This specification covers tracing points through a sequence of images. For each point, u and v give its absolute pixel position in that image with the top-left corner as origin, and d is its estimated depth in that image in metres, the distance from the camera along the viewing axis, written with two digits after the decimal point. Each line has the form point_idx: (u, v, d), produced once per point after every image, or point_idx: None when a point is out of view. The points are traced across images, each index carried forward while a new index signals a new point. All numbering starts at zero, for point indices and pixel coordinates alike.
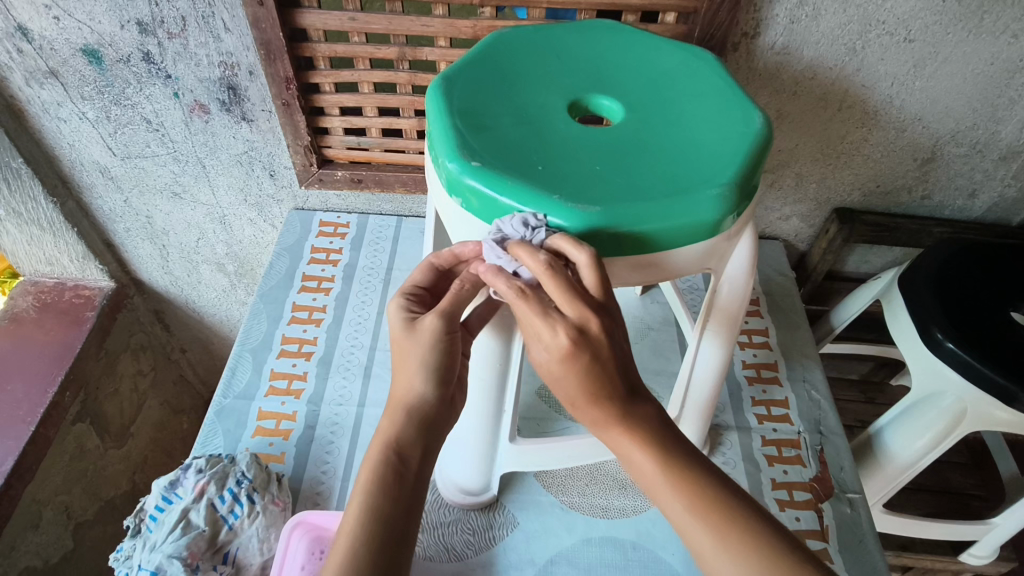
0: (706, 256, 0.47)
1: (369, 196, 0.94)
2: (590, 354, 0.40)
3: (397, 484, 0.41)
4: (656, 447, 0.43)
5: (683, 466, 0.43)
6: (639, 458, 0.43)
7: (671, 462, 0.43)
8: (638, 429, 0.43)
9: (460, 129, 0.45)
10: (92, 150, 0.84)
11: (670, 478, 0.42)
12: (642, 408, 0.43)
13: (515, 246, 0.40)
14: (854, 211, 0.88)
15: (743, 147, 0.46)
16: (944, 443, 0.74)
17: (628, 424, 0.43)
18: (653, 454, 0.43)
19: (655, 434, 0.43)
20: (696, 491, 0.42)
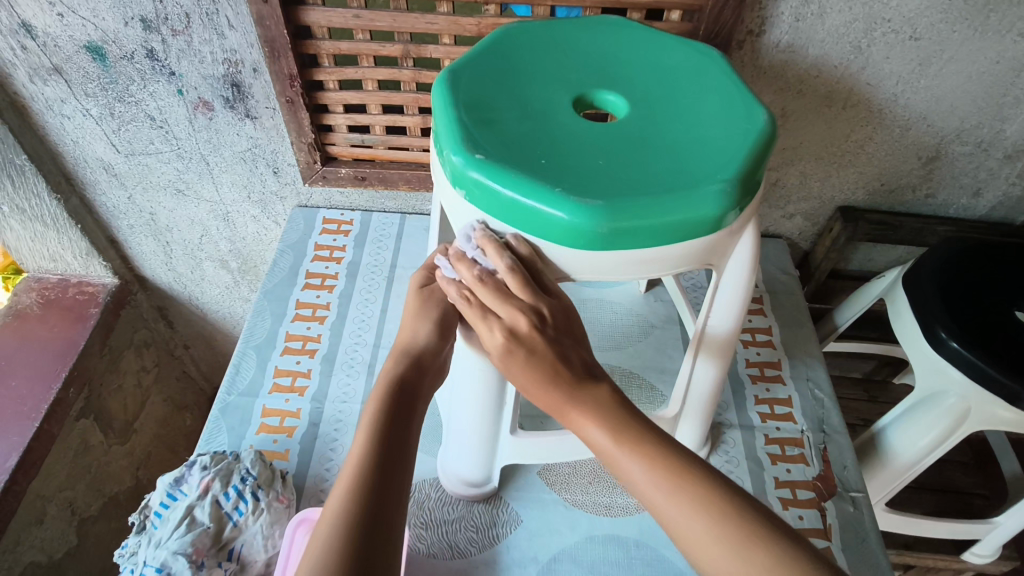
0: (710, 253, 0.46)
1: (373, 194, 0.94)
2: (523, 349, 0.43)
3: (396, 421, 0.45)
4: (612, 420, 0.43)
5: (638, 436, 0.43)
6: (596, 434, 0.43)
7: (628, 434, 0.43)
8: (593, 405, 0.44)
9: (465, 123, 0.45)
10: (96, 147, 0.84)
11: (628, 448, 0.42)
12: (595, 388, 0.44)
13: (456, 260, 0.46)
14: (858, 209, 0.88)
15: (748, 143, 0.46)
16: (948, 443, 0.74)
17: (579, 405, 0.44)
18: (608, 428, 0.43)
19: (611, 410, 0.44)
20: (653, 458, 0.42)
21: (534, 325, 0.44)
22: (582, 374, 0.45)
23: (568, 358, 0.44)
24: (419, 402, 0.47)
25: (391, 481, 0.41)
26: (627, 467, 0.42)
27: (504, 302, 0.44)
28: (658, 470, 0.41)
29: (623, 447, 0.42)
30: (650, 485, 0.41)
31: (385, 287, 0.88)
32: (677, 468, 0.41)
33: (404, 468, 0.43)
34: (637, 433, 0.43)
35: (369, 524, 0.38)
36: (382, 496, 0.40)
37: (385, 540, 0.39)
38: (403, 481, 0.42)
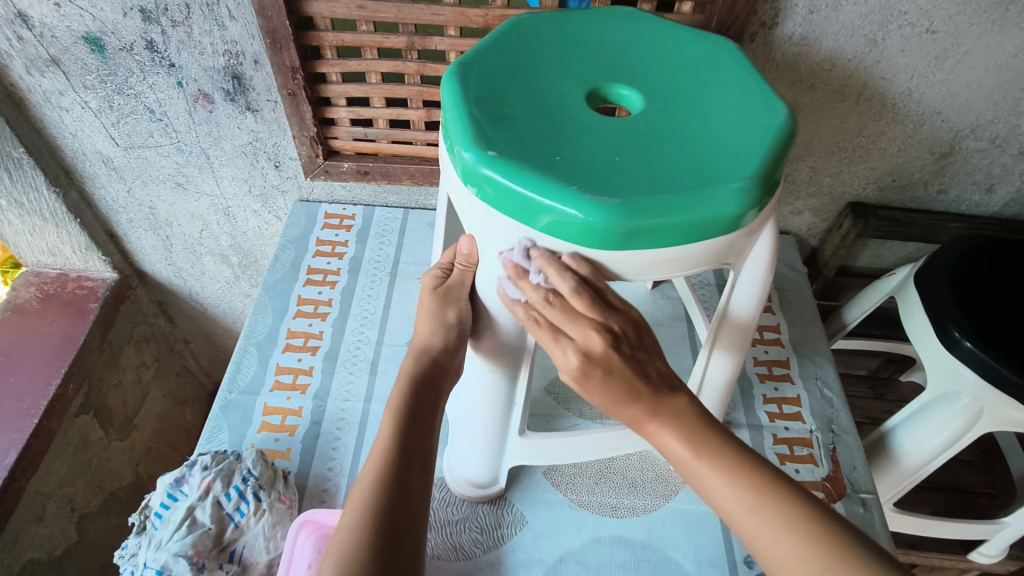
0: (726, 252, 0.45)
1: (375, 188, 0.92)
2: (600, 369, 0.43)
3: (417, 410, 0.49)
4: (694, 433, 0.45)
5: (715, 450, 0.44)
6: (675, 448, 0.45)
7: (707, 447, 0.44)
8: (677, 419, 0.46)
9: (476, 118, 0.44)
10: (94, 140, 0.82)
11: (712, 461, 0.44)
12: (674, 401, 0.46)
13: (517, 281, 0.44)
14: (868, 205, 0.87)
15: (769, 139, 0.44)
16: (961, 441, 0.73)
17: (659, 418, 0.45)
18: (687, 441, 0.45)
19: (691, 424, 0.45)
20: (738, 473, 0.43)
21: (609, 342, 0.43)
22: (657, 384, 0.46)
23: (645, 372, 0.45)
24: (440, 393, 0.52)
25: (413, 466, 0.45)
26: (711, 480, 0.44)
27: (574, 322, 0.43)
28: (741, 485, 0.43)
29: (704, 460, 0.44)
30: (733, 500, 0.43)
31: (388, 283, 0.87)
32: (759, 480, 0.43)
33: (426, 455, 0.47)
34: (714, 447, 0.44)
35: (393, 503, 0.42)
36: (406, 480, 0.44)
37: (410, 520, 0.43)
38: (426, 465, 0.46)
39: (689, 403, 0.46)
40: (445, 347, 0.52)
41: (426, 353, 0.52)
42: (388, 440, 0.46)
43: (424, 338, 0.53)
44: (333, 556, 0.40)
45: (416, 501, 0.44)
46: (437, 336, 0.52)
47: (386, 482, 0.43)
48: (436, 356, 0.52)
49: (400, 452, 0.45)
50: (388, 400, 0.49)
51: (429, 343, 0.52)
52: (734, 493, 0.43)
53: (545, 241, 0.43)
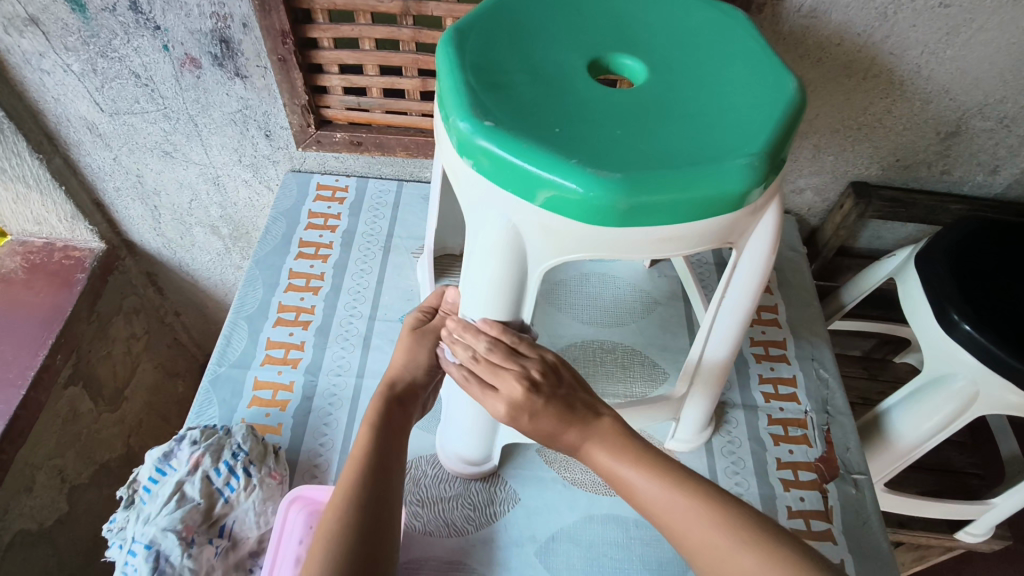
0: (729, 231, 0.44)
1: (369, 159, 0.90)
2: (525, 414, 0.48)
3: (396, 421, 0.52)
4: (620, 443, 0.48)
5: (641, 457, 0.47)
6: (601, 458, 0.47)
7: (635, 453, 0.47)
8: (604, 435, 0.48)
9: (473, 87, 0.42)
10: (78, 105, 0.80)
11: (637, 465, 0.46)
12: (598, 422, 0.49)
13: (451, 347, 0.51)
14: (870, 185, 0.85)
15: (777, 113, 0.43)
16: (952, 426, 0.73)
17: (585, 436, 0.48)
18: (615, 450, 0.47)
19: (620, 436, 0.48)
20: (668, 475, 0.45)
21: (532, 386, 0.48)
22: (584, 413, 0.49)
23: (573, 406, 0.49)
24: (410, 416, 0.54)
25: (388, 475, 0.47)
26: (637, 482, 0.45)
27: (498, 373, 0.48)
28: (668, 486, 0.45)
29: (632, 466, 0.46)
30: (658, 499, 0.44)
31: (381, 256, 0.85)
32: (684, 481, 0.45)
33: (399, 465, 0.49)
34: (637, 454, 0.47)
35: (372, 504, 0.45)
36: (381, 489, 0.46)
37: (386, 527, 0.45)
38: (400, 477, 0.49)
39: (612, 421, 0.49)
40: (414, 382, 0.55)
41: (398, 382, 0.54)
42: (363, 451, 0.48)
43: (395, 372, 0.55)
44: (320, 545, 0.42)
45: (390, 505, 0.46)
46: (408, 370, 0.55)
47: (360, 491, 0.45)
48: (407, 386, 0.54)
49: (375, 463, 0.47)
50: (363, 414, 0.51)
51: (400, 375, 0.55)
52: (664, 493, 0.44)
53: (542, 216, 0.41)
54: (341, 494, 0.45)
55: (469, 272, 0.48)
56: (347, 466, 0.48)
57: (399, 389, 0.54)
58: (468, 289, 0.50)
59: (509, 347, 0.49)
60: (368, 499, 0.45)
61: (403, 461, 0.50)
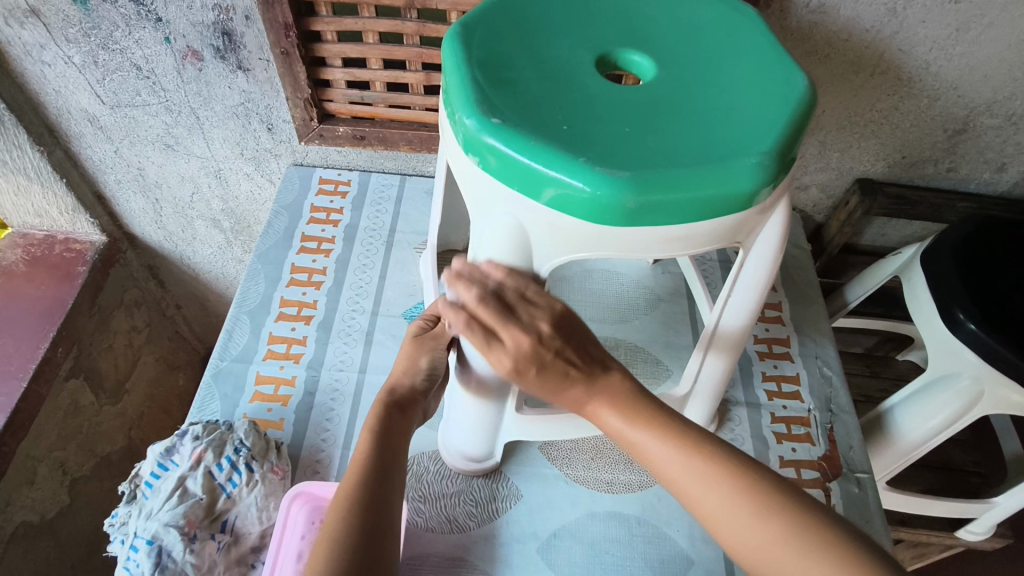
0: (737, 230, 0.43)
1: (372, 153, 0.89)
2: (534, 365, 0.44)
3: (396, 428, 0.51)
4: (629, 405, 0.45)
5: (651, 418, 0.44)
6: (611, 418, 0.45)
7: (646, 415, 0.44)
8: (610, 395, 0.45)
9: (480, 83, 0.42)
10: (79, 97, 0.79)
11: (648, 431, 0.44)
12: (606, 378, 0.46)
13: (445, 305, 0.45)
14: (876, 182, 0.85)
15: (787, 111, 0.42)
16: (957, 425, 0.73)
17: (593, 394, 0.46)
18: (624, 413, 0.45)
19: (628, 396, 0.45)
20: (681, 440, 0.43)
21: (542, 338, 0.44)
22: (590, 367, 0.46)
23: (579, 357, 0.46)
24: (411, 421, 0.53)
25: (388, 482, 0.47)
26: (648, 447, 0.43)
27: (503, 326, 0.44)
28: (682, 452, 0.42)
29: (643, 430, 0.44)
30: (670, 465, 0.43)
31: (384, 251, 0.85)
32: (697, 445, 0.43)
33: (400, 471, 0.49)
34: (647, 414, 0.45)
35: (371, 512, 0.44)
36: (382, 495, 0.46)
37: (387, 533, 0.44)
38: (400, 484, 0.48)
39: (620, 379, 0.47)
40: (413, 388, 0.55)
41: (397, 389, 0.54)
42: (363, 458, 0.48)
43: (395, 379, 0.55)
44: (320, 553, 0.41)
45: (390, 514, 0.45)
46: (406, 376, 0.55)
47: (361, 498, 0.45)
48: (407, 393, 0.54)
49: (376, 469, 0.47)
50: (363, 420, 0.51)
51: (400, 381, 0.55)
52: (676, 457, 0.42)
53: (547, 215, 0.41)
54: (342, 500, 0.45)
55: None
56: (346, 478, 0.47)
57: (399, 396, 0.54)
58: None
59: (514, 293, 0.44)
60: (370, 504, 0.44)
61: (404, 467, 0.50)
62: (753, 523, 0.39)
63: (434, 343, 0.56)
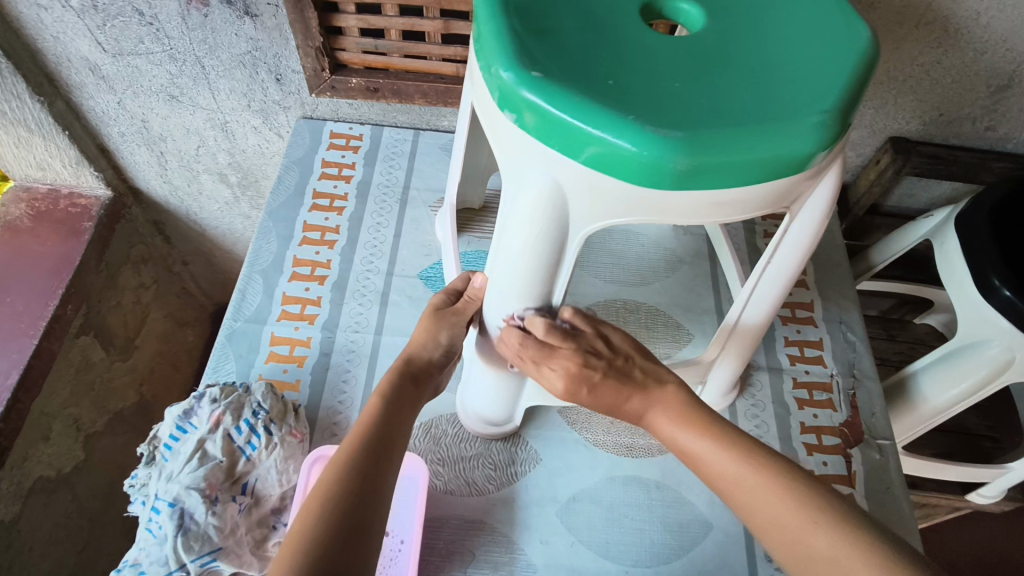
0: (786, 196, 0.41)
1: (384, 106, 0.86)
2: (585, 386, 0.49)
3: (406, 399, 0.51)
4: (687, 415, 0.47)
5: (711, 426, 0.46)
6: (677, 432, 0.47)
7: (709, 429, 0.46)
8: (670, 406, 0.48)
9: (516, 32, 0.39)
10: (79, 44, 0.75)
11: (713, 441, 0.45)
12: (662, 390, 0.49)
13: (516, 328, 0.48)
14: (910, 140, 0.81)
15: (849, 65, 0.39)
16: (978, 393, 0.72)
17: (655, 406, 0.49)
18: (688, 426, 0.46)
19: (684, 408, 0.48)
20: (740, 449, 0.44)
21: (590, 359, 0.49)
22: (643, 380, 0.50)
23: (628, 373, 0.50)
24: (422, 395, 0.53)
25: (388, 450, 0.46)
26: (705, 451, 0.45)
27: (551, 354, 0.48)
28: (739, 459, 0.43)
29: (704, 438, 0.45)
30: (736, 474, 0.43)
31: (398, 210, 0.82)
32: (761, 460, 0.43)
33: (400, 441, 0.48)
34: (707, 425, 0.46)
35: (364, 471, 0.43)
36: (379, 460, 0.45)
37: (379, 491, 0.43)
38: (400, 451, 0.48)
39: (675, 389, 0.49)
40: (431, 362, 0.55)
41: (414, 360, 0.54)
42: (369, 424, 0.47)
43: (413, 348, 0.55)
44: (313, 505, 0.41)
45: (383, 474, 0.44)
46: (427, 348, 0.54)
47: (358, 457, 0.44)
48: (422, 364, 0.54)
49: (376, 437, 0.46)
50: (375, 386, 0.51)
51: (418, 353, 0.54)
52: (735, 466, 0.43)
53: (587, 176, 0.38)
54: (340, 460, 0.44)
55: (499, 241, 0.45)
56: (349, 437, 0.47)
57: (415, 367, 0.53)
58: (497, 259, 0.47)
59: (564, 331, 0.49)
60: (365, 464, 0.44)
61: (407, 437, 0.49)
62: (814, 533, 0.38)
63: (454, 320, 0.54)
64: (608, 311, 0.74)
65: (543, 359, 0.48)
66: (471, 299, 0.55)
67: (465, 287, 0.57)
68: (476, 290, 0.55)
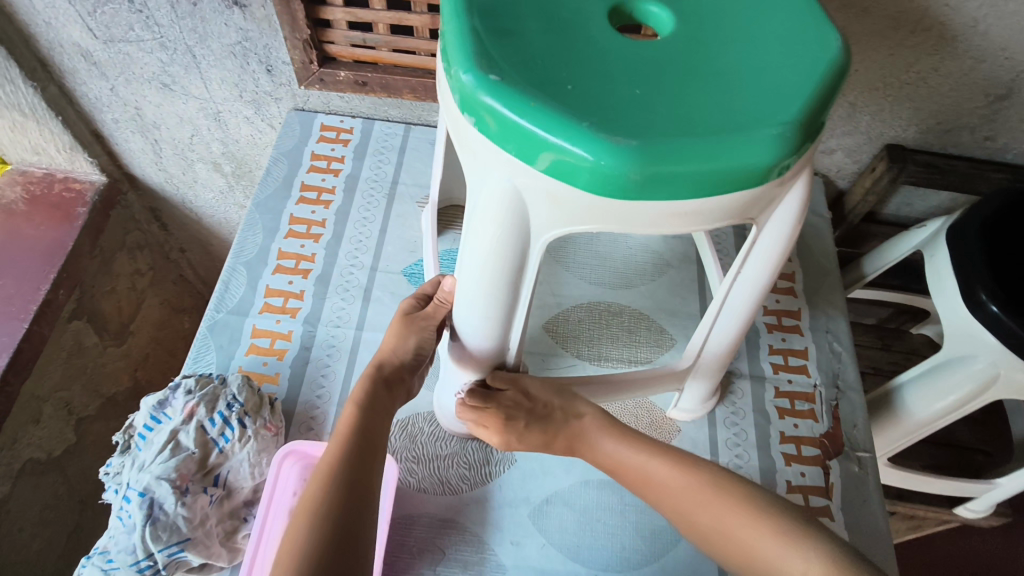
0: (751, 207, 0.40)
1: (375, 100, 0.86)
2: (514, 436, 0.57)
3: (381, 404, 0.52)
4: (608, 430, 0.55)
5: (632, 437, 0.54)
6: (602, 446, 0.55)
7: (628, 437, 0.54)
8: (589, 430, 0.55)
9: (479, 33, 0.38)
10: (71, 30, 0.76)
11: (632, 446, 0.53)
12: (577, 424, 0.56)
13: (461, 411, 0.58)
14: (906, 149, 0.80)
15: (817, 74, 0.38)
16: (964, 407, 0.71)
17: (583, 445, 0.56)
18: (611, 440, 0.54)
19: (603, 424, 0.55)
20: (656, 452, 0.52)
21: (512, 412, 0.57)
22: (560, 420, 0.56)
23: (550, 416, 0.57)
24: (395, 399, 0.54)
25: (369, 457, 0.48)
26: (626, 459, 0.53)
27: (482, 409, 0.57)
28: (654, 458, 0.52)
29: (623, 445, 0.53)
30: (659, 473, 0.51)
31: (385, 205, 0.82)
32: (683, 461, 0.51)
33: (379, 447, 0.49)
34: (626, 434, 0.54)
35: (347, 481, 0.45)
36: (361, 468, 0.47)
37: (365, 499, 0.45)
38: (381, 457, 0.49)
39: (591, 417, 0.56)
40: (402, 365, 0.56)
41: (386, 364, 0.55)
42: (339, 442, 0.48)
43: (384, 354, 0.56)
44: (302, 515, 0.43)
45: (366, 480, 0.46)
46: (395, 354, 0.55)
47: (341, 467, 0.46)
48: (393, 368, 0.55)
49: (357, 445, 0.48)
50: (349, 394, 0.52)
51: (389, 357, 0.55)
52: (654, 467, 0.51)
53: (546, 183, 0.37)
54: (323, 471, 0.46)
55: (465, 244, 0.45)
56: (329, 447, 0.48)
57: (386, 372, 0.54)
58: (463, 261, 0.46)
59: (484, 392, 0.57)
60: (348, 474, 0.45)
61: (385, 442, 0.51)
62: (728, 511, 0.47)
63: (423, 324, 0.56)
64: (591, 313, 0.74)
65: (479, 412, 0.57)
66: (440, 303, 0.56)
67: (434, 291, 0.59)
68: (445, 294, 0.56)
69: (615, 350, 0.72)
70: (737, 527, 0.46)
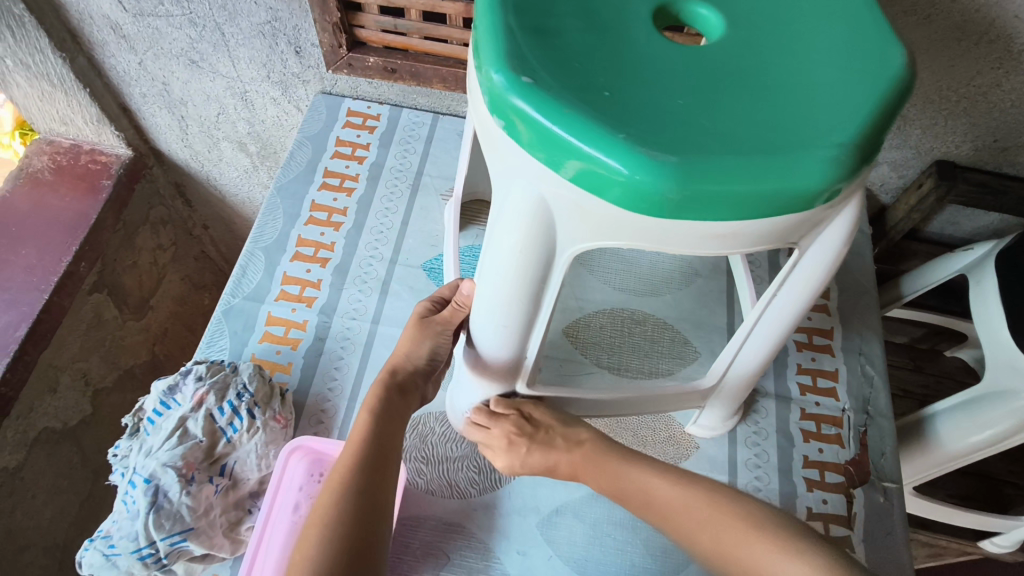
0: (795, 231, 0.37)
1: (404, 87, 0.84)
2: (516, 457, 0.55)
3: (396, 412, 0.50)
4: (603, 448, 0.54)
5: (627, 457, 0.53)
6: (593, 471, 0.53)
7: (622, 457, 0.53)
8: (586, 452, 0.54)
9: (514, 31, 0.36)
10: (101, 2, 0.74)
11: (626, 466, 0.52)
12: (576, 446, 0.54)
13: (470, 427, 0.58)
14: (958, 165, 0.75)
15: (878, 92, 0.35)
16: (1001, 443, 0.66)
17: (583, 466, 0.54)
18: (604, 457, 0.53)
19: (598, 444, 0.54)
20: (652, 470, 0.51)
21: (514, 434, 0.55)
22: (561, 445, 0.54)
23: (551, 441, 0.55)
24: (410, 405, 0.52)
25: (383, 467, 0.46)
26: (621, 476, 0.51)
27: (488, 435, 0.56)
28: (649, 477, 0.50)
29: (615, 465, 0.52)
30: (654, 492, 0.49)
31: (408, 196, 0.80)
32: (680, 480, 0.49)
33: (394, 457, 0.48)
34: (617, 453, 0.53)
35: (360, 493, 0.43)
36: (375, 479, 0.45)
37: (378, 513, 0.44)
38: (395, 467, 0.47)
39: (590, 440, 0.54)
40: (415, 371, 0.54)
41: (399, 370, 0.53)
42: (360, 442, 0.47)
43: (396, 361, 0.54)
44: (314, 529, 0.41)
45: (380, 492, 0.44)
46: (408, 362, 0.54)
47: (353, 478, 0.44)
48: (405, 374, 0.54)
49: (370, 455, 0.46)
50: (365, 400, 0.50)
51: (402, 363, 0.54)
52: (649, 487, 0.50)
53: (575, 194, 0.35)
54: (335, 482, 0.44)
55: (486, 250, 0.43)
56: (343, 455, 0.46)
57: (400, 378, 0.53)
58: (484, 267, 0.44)
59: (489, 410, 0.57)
60: (361, 486, 0.44)
61: (399, 451, 0.49)
62: (727, 525, 0.46)
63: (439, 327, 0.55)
64: (613, 320, 0.72)
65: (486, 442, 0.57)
66: (458, 307, 0.53)
67: (451, 295, 0.57)
68: (463, 298, 0.53)
69: (636, 360, 0.69)
70: (739, 538, 0.45)
